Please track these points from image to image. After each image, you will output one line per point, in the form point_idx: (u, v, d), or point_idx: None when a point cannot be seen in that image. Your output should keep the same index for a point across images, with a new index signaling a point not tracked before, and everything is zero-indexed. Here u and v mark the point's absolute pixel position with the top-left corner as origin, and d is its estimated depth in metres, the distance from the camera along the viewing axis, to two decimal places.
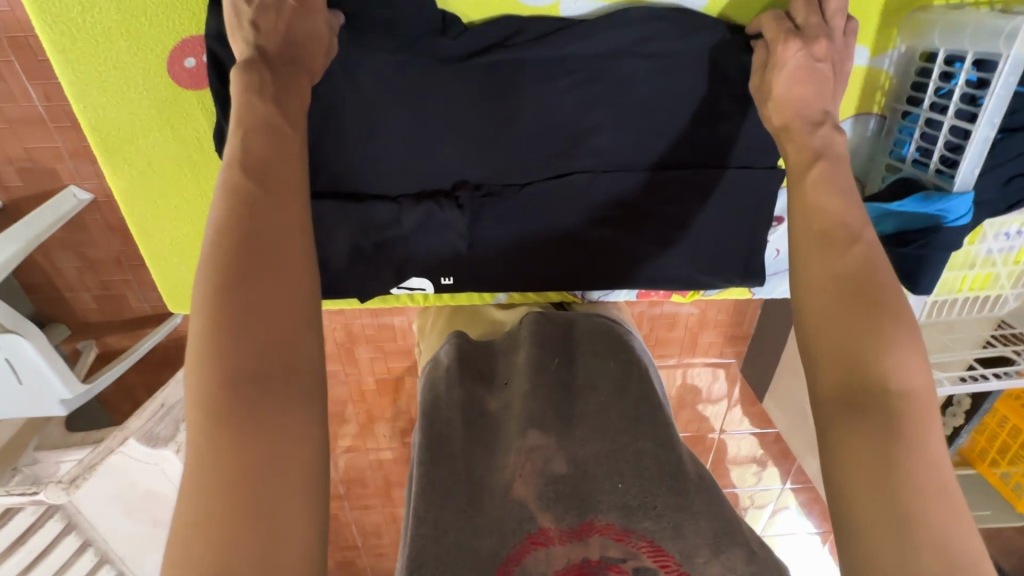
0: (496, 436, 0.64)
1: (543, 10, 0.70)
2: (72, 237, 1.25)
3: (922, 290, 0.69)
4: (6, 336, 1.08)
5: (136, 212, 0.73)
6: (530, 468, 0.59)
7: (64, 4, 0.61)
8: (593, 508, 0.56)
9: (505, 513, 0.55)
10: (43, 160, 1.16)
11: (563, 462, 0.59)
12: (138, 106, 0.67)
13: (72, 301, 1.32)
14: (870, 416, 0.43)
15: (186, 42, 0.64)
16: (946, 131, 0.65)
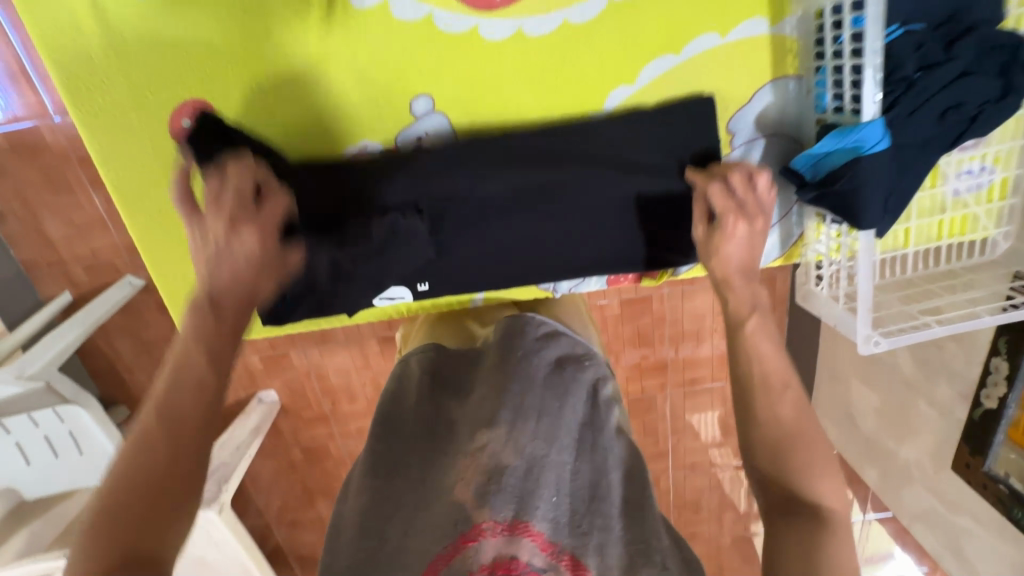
0: (452, 433, 0.68)
1: (466, 36, 0.77)
2: (128, 322, 1.43)
3: (866, 223, 0.71)
4: (70, 407, 1.22)
5: (151, 254, 0.86)
6: (477, 469, 0.62)
7: (91, 90, 0.77)
8: (529, 511, 0.59)
9: (442, 511, 0.60)
10: (105, 257, 1.36)
11: (508, 461, 0.63)
12: (150, 163, 0.81)
13: (131, 380, 1.49)
14: (791, 528, 0.57)
15: (183, 105, 0.79)
16: (849, 74, 0.70)
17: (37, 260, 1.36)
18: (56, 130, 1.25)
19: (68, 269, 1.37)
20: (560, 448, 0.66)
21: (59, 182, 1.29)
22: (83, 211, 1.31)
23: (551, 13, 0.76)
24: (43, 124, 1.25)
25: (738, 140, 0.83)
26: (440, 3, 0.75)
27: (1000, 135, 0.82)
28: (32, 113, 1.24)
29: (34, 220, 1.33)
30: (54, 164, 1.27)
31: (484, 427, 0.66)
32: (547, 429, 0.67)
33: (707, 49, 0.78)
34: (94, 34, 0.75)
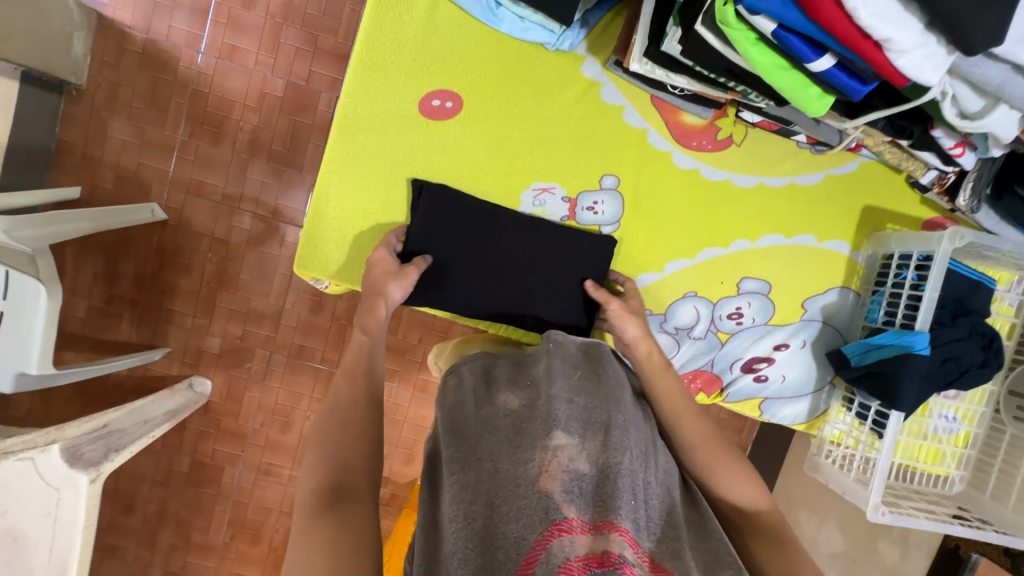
0: (526, 430, 0.66)
1: (662, 153, 1.01)
2: (115, 247, 1.42)
3: (899, 407, 0.93)
4: (30, 283, 0.94)
5: (330, 179, 0.96)
6: (557, 465, 0.61)
7: (380, 46, 0.93)
8: (613, 510, 0.59)
9: (529, 503, 0.58)
10: (145, 179, 1.40)
11: (585, 465, 0.63)
12: (383, 115, 0.95)
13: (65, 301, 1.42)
14: None
15: (437, 91, 0.96)
16: (905, 300, 0.98)
17: (75, 146, 1.38)
18: (195, 63, 1.38)
19: (97, 171, 1.39)
20: (629, 458, 0.66)
21: (161, 100, 1.39)
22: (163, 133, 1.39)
23: (723, 169, 1.02)
24: (186, 53, 1.38)
25: (805, 315, 1.08)
26: (658, 126, 0.99)
27: (971, 397, 1.10)
28: (184, 41, 1.37)
29: (109, 118, 1.38)
30: (170, 86, 1.38)
31: (555, 427, 0.65)
32: (619, 438, 0.68)
33: (807, 244, 1.06)
34: (416, 14, 0.93)
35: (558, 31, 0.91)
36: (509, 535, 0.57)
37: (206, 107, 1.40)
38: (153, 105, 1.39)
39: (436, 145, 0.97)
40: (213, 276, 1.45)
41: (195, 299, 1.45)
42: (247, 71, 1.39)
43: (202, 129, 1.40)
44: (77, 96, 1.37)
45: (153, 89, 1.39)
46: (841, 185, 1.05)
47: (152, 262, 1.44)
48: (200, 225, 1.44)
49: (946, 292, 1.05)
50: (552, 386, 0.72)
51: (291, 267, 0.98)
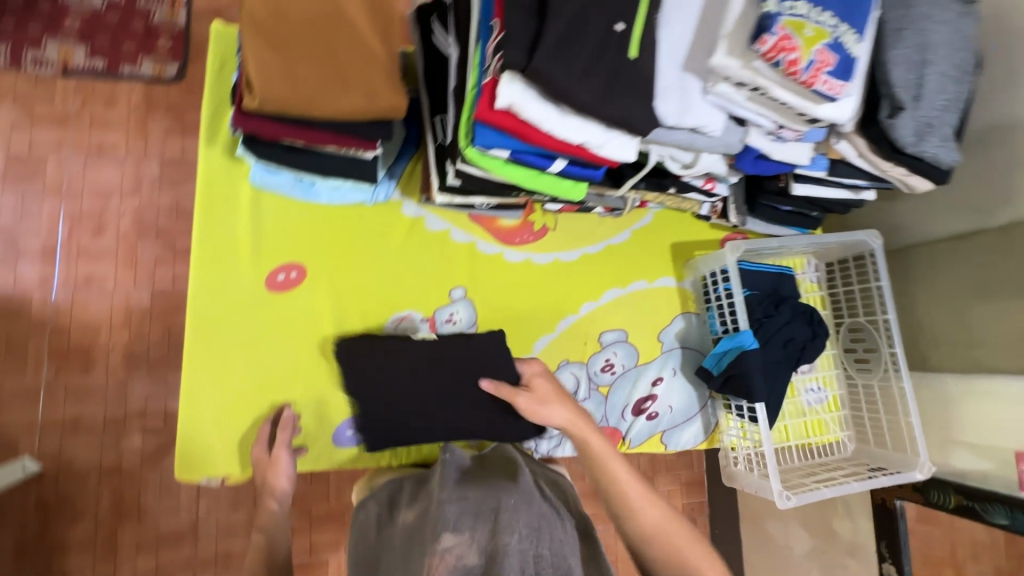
0: (416, 542, 0.73)
1: (494, 255, 1.16)
2: None
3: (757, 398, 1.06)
4: None
5: (195, 375, 0.99)
6: (444, 567, 0.66)
7: (216, 243, 1.02)
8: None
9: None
10: (12, 434, 1.33)
11: (473, 557, 0.67)
12: (233, 301, 1.02)
13: None
14: None
15: (279, 265, 1.05)
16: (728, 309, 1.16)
17: None
18: (48, 302, 1.39)
19: None
20: (519, 540, 0.68)
21: (18, 349, 1.37)
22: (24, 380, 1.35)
23: (549, 252, 1.19)
24: (38, 296, 1.40)
25: (665, 347, 1.22)
26: (483, 236, 1.15)
27: (823, 366, 1.27)
28: (34, 285, 1.40)
29: None
30: (25, 333, 1.37)
31: (444, 529, 0.70)
32: (507, 522, 0.70)
33: (641, 288, 1.24)
34: (243, 210, 1.05)
35: (370, 190, 1.07)
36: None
37: (69, 341, 1.39)
38: (10, 356, 1.36)
39: (292, 312, 1.05)
40: (109, 513, 1.33)
41: (91, 546, 1.32)
42: (107, 294, 1.42)
43: (69, 362, 1.38)
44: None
45: (7, 341, 1.37)
46: (647, 234, 1.26)
47: (33, 523, 1.31)
48: (84, 464, 1.35)
49: (761, 289, 1.25)
50: (441, 492, 0.77)
51: (173, 474, 0.98)
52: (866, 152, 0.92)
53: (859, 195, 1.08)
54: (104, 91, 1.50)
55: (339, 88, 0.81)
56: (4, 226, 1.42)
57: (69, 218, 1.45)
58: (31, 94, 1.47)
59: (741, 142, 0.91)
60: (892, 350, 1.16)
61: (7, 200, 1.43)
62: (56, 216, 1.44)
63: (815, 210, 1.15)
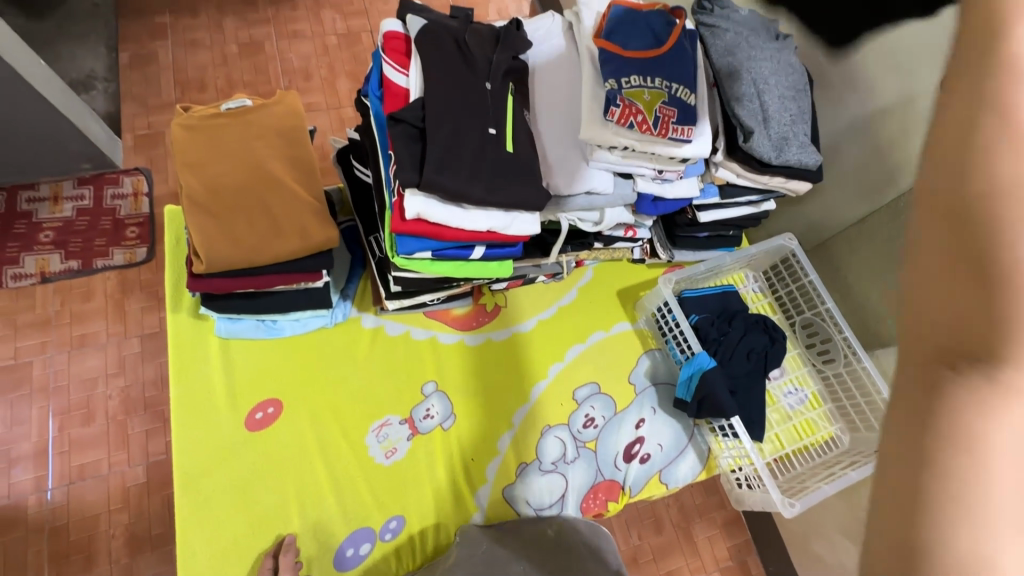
0: None
1: (455, 343, 1.24)
2: None
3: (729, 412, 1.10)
4: None
5: (188, 532, 1.00)
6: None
7: (193, 399, 1.08)
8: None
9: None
10: None
11: None
12: (216, 449, 1.06)
13: None
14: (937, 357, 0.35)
15: (255, 404, 1.11)
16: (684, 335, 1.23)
17: None
18: (44, 504, 1.42)
19: None
20: None
21: (18, 560, 1.38)
22: None
23: (506, 328, 1.27)
24: (33, 499, 1.44)
25: (639, 387, 1.26)
26: (441, 329, 1.24)
27: (792, 368, 1.32)
28: (28, 489, 1.44)
29: None
30: (24, 540, 1.39)
31: None
32: None
33: (600, 338, 1.30)
34: (214, 362, 1.12)
35: (328, 313, 1.17)
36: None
37: (68, 538, 1.41)
38: (10, 570, 1.37)
39: (275, 446, 1.08)
40: None
41: None
42: (103, 480, 1.47)
43: (70, 561, 1.39)
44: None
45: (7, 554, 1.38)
46: (593, 287, 1.35)
47: None
48: None
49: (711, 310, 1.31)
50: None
51: None
52: (742, 172, 1.05)
53: (760, 208, 1.21)
54: (80, 287, 1.63)
55: (275, 235, 0.93)
56: None
57: (57, 415, 1.51)
58: (12, 308, 1.59)
59: (634, 191, 1.03)
60: (843, 336, 1.22)
61: None
62: (44, 416, 1.51)
63: (730, 229, 1.27)
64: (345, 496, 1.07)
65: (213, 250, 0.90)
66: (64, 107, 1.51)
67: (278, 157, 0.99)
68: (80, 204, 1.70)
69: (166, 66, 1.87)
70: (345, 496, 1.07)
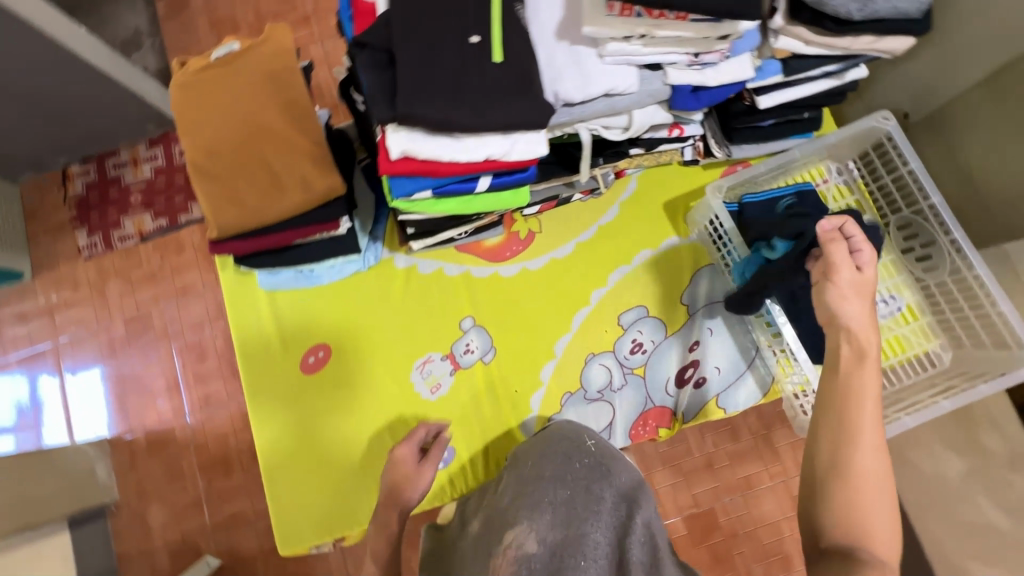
0: (487, 541, 0.74)
1: (490, 276, 1.19)
2: None
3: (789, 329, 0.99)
4: None
5: (269, 465, 1.12)
6: (507, 563, 0.68)
7: (254, 348, 1.17)
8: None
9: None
10: (191, 539, 1.67)
11: (533, 544, 0.69)
12: (280, 393, 1.15)
13: None
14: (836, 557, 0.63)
15: (308, 349, 1.17)
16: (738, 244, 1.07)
17: (131, 549, 1.68)
18: (187, 425, 1.73)
19: (155, 557, 1.67)
20: (587, 528, 0.70)
21: (176, 470, 1.72)
22: (188, 493, 1.70)
23: (543, 254, 1.19)
24: (178, 422, 1.74)
25: (692, 309, 1.15)
26: (474, 263, 1.19)
27: (887, 275, 1.11)
28: (172, 415, 1.74)
29: (144, 511, 1.70)
30: (177, 456, 1.72)
31: (511, 525, 0.73)
32: (566, 514, 0.72)
33: (648, 257, 1.18)
34: (265, 314, 1.18)
35: (360, 257, 1.16)
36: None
37: (210, 452, 1.72)
38: (171, 478, 1.71)
39: (326, 390, 1.15)
40: None
41: None
42: (224, 406, 1.74)
43: (216, 470, 1.71)
44: (117, 509, 1.70)
45: (168, 466, 1.73)
46: (637, 200, 1.20)
47: None
48: (249, 549, 1.67)
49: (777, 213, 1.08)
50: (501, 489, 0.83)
51: (278, 552, 1.10)
52: (811, 38, 0.81)
53: (845, 78, 0.95)
54: (172, 242, 1.81)
55: (278, 193, 0.91)
56: (137, 376, 1.77)
57: (181, 354, 1.77)
58: (124, 266, 1.81)
59: (666, 85, 0.85)
60: (950, 236, 0.99)
61: (135, 356, 1.78)
62: (171, 355, 1.77)
63: (804, 111, 1.02)
64: (400, 429, 1.13)
65: (221, 215, 0.91)
66: (109, 74, 1.51)
67: (271, 106, 0.93)
68: (155, 163, 1.82)
69: (199, 10, 1.71)
70: (399, 430, 1.13)
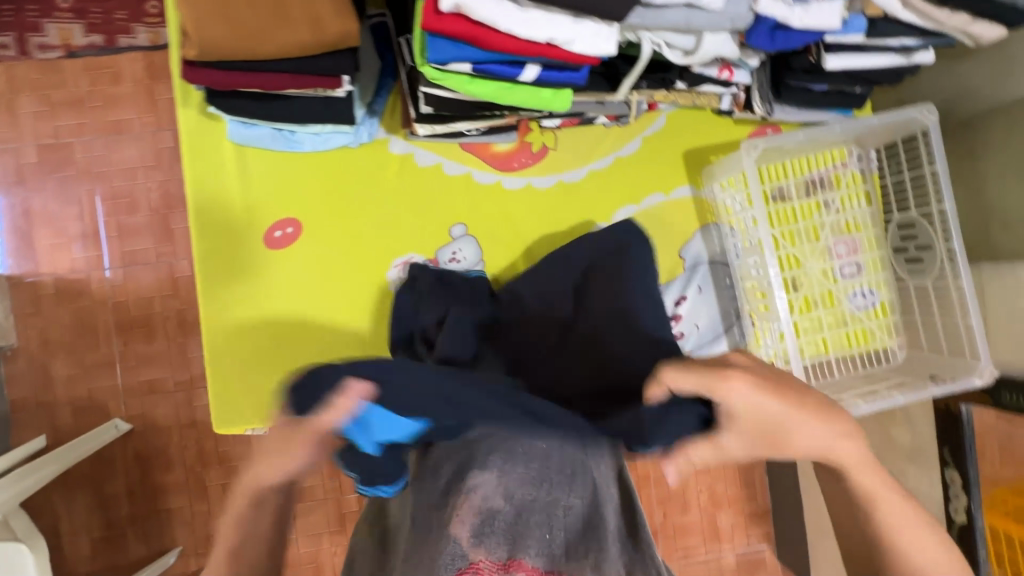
0: (445, 471, 0.69)
1: (492, 185, 1.10)
2: (95, 473, 1.56)
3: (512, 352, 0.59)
4: (12, 546, 1.17)
5: (214, 338, 1.02)
6: (468, 508, 0.66)
7: (212, 209, 1.04)
8: (521, 549, 0.65)
9: (438, 547, 0.63)
10: (100, 399, 1.54)
11: (499, 500, 0.67)
12: (238, 264, 1.04)
13: (68, 546, 1.54)
14: None
15: (276, 222, 1.05)
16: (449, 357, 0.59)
17: (28, 400, 1.53)
18: (106, 279, 1.54)
19: (56, 412, 1.53)
20: (560, 488, 0.68)
21: (88, 325, 1.55)
22: (100, 351, 1.54)
23: (552, 174, 1.11)
24: (96, 275, 1.55)
25: (688, 264, 1.13)
26: (477, 166, 1.09)
27: (873, 269, 1.14)
28: (89, 267, 1.55)
29: (47, 361, 1.53)
30: (92, 310, 1.54)
31: (475, 466, 0.68)
32: (542, 469, 0.68)
33: (657, 203, 1.13)
34: (231, 169, 1.04)
35: (352, 130, 1.01)
36: (413, 573, 0.63)
37: (129, 312, 1.56)
38: (82, 333, 1.54)
39: (292, 269, 1.05)
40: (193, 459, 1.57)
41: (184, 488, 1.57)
42: (152, 266, 1.56)
43: (135, 333, 1.55)
44: (14, 355, 1.53)
45: (79, 320, 1.55)
46: (659, 141, 1.14)
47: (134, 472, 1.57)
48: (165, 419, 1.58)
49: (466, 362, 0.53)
50: None
51: (213, 428, 1.03)
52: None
53: (910, 60, 0.91)
54: (108, 68, 1.52)
55: (279, 22, 0.75)
56: (49, 213, 1.54)
57: (106, 201, 1.55)
58: (43, 82, 1.52)
59: (749, 12, 0.76)
60: (949, 244, 1.01)
61: (48, 190, 1.54)
62: (93, 200, 1.55)
63: (858, 85, 0.96)
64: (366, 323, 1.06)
65: (203, 30, 0.74)
66: None
67: None
68: None
69: None
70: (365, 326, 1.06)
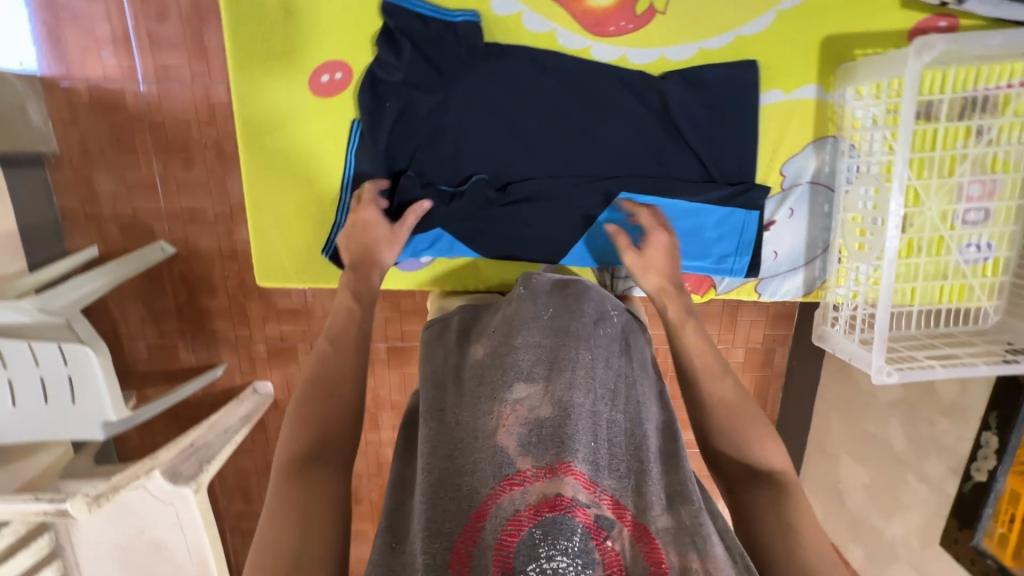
0: (486, 385, 0.68)
1: (578, 53, 0.91)
2: (147, 288, 1.63)
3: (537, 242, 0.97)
4: (79, 347, 1.24)
5: (255, 190, 0.96)
6: (515, 417, 0.63)
7: (251, 39, 0.89)
8: (568, 452, 0.59)
9: (485, 458, 0.60)
10: (145, 219, 1.54)
11: (545, 408, 0.64)
12: (280, 110, 0.93)
13: (127, 347, 1.67)
14: None
15: (323, 64, 0.91)
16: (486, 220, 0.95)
17: (76, 210, 1.53)
18: (140, 95, 1.43)
19: (103, 226, 1.54)
20: (600, 404, 0.67)
21: (126, 141, 1.48)
22: (141, 171, 1.49)
23: (652, 48, 0.91)
24: (129, 87, 1.44)
25: (786, 183, 0.97)
26: (564, 23, 0.89)
27: (1004, 220, 0.96)
28: (122, 77, 1.43)
29: (90, 173, 1.50)
30: (128, 125, 1.46)
31: (515, 377, 0.67)
32: (585, 379, 0.68)
33: (772, 102, 0.93)
34: None
35: None
36: (463, 486, 0.60)
37: (167, 134, 1.47)
38: (121, 149, 1.48)
39: (339, 123, 0.94)
40: (235, 289, 1.62)
41: (228, 314, 1.65)
42: (186, 86, 1.43)
43: (172, 157, 1.49)
44: (57, 162, 1.49)
45: (116, 134, 1.48)
46: (795, 21, 0.90)
47: (181, 292, 1.63)
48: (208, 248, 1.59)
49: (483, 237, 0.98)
50: (516, 324, 0.75)
51: (254, 281, 1.02)
52: None
53: None
54: None
55: None
56: (74, 7, 1.38)
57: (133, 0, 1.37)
58: None
59: None
60: None
61: None
62: None
63: None
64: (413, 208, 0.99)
65: None
66: None
67: None
68: None
69: None
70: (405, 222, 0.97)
